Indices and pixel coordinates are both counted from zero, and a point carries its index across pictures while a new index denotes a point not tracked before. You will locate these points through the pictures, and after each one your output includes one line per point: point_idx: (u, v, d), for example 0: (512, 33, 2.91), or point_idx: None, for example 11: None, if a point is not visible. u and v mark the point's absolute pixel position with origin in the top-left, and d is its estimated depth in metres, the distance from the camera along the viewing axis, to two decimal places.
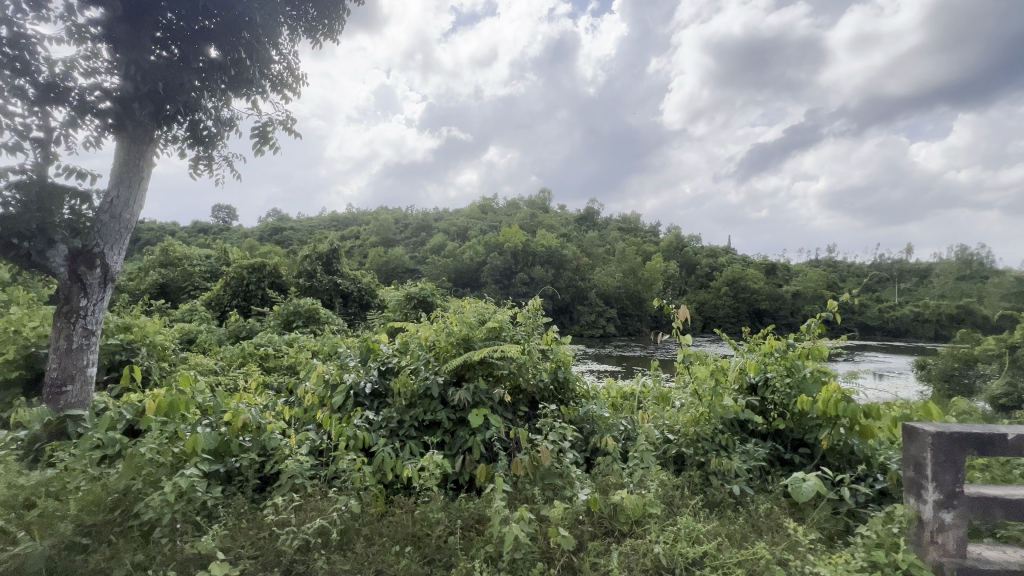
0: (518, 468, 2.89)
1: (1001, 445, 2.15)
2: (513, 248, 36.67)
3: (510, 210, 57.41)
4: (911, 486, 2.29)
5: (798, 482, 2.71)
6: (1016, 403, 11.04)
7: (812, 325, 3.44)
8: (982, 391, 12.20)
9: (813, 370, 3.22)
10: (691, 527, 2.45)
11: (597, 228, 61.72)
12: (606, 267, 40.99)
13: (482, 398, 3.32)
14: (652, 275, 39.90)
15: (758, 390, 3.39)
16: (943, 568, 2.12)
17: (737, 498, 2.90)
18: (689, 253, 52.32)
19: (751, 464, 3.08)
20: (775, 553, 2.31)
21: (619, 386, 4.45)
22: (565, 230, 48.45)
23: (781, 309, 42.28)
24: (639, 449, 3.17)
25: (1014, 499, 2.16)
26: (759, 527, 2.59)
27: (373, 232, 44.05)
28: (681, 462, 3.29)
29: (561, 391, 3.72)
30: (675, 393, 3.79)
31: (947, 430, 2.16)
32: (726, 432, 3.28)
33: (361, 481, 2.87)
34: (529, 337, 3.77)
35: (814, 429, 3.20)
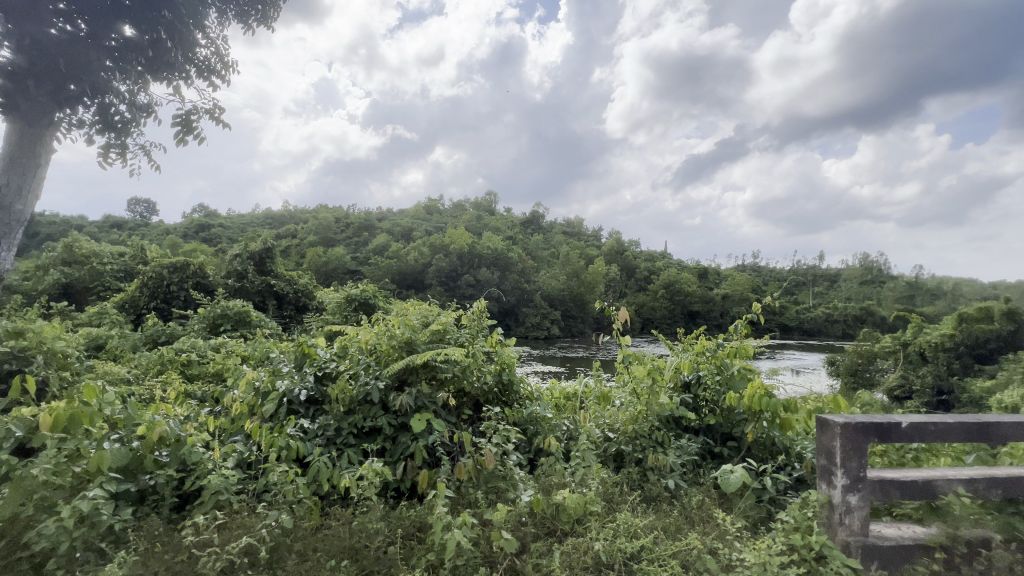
0: (461, 473, 2.85)
1: (897, 432, 2.38)
2: (458, 250, 36.41)
3: (456, 212, 57.08)
4: (823, 473, 2.49)
5: (726, 474, 2.87)
6: (907, 394, 12.45)
7: (738, 325, 3.68)
8: (880, 383, 13.66)
9: (739, 369, 3.45)
10: (630, 523, 2.52)
11: (541, 232, 62.75)
12: (551, 270, 41.78)
13: (425, 402, 3.24)
14: (594, 278, 41.15)
15: (691, 387, 3.56)
16: (849, 548, 2.34)
17: (672, 491, 3.03)
18: (629, 258, 54.51)
19: (685, 458, 3.23)
20: (706, 543, 2.43)
21: (563, 386, 4.53)
22: (510, 232, 48.91)
23: (712, 310, 45.05)
24: (581, 448, 3.23)
25: (909, 481, 2.41)
26: (692, 519, 2.73)
27: (312, 232, 42.23)
28: (620, 459, 3.41)
29: (505, 393, 3.73)
30: (615, 392, 3.90)
31: (853, 421, 2.37)
32: (662, 428, 3.42)
33: (294, 494, 2.71)
34: (473, 339, 3.75)
35: (740, 422, 3.42)
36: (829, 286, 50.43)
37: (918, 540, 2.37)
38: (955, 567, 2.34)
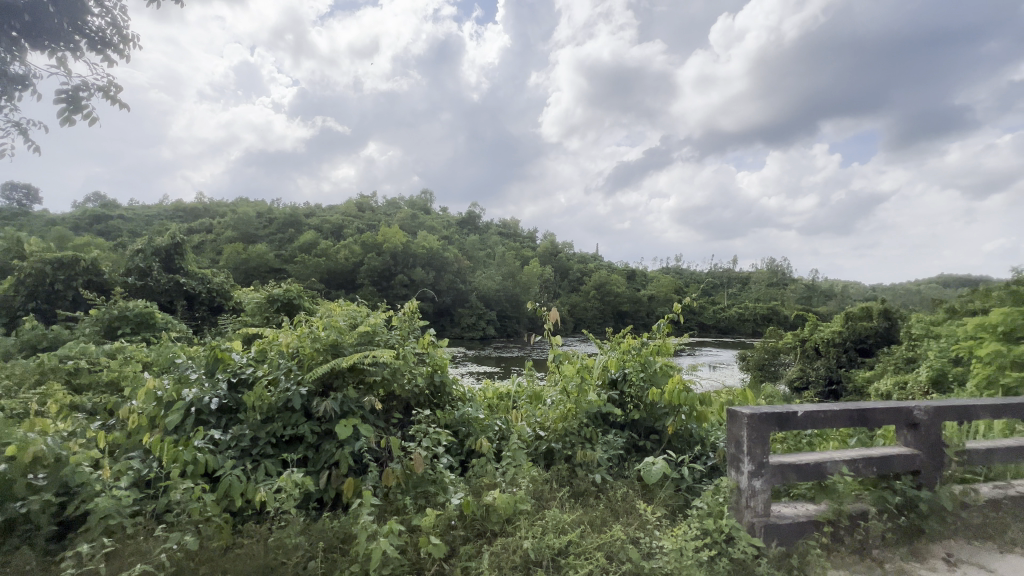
0: (389, 479, 2.76)
1: (794, 420, 2.63)
2: (392, 249, 35.38)
3: (389, 209, 55.50)
4: (732, 460, 2.69)
5: (648, 466, 3.02)
6: (805, 384, 13.88)
7: (661, 325, 3.88)
8: (783, 375, 15.15)
9: (662, 365, 3.63)
10: (558, 519, 2.58)
11: (478, 232, 62.72)
12: (487, 270, 41.90)
13: (351, 407, 3.10)
14: (529, 279, 41.84)
15: (618, 384, 3.71)
16: (754, 528, 2.55)
17: (599, 486, 3.14)
18: (563, 260, 55.99)
19: (611, 453, 3.36)
20: (629, 534, 2.53)
21: (496, 386, 4.54)
22: (446, 231, 48.41)
23: (639, 309, 47.55)
24: (512, 448, 3.25)
25: (804, 464, 2.66)
26: (616, 511, 2.84)
27: (230, 227, 39.13)
28: (550, 457, 3.49)
29: (437, 395, 3.67)
30: (546, 391, 3.96)
31: (757, 411, 2.58)
32: (590, 425, 3.53)
33: (201, 512, 2.48)
34: (404, 341, 3.65)
35: (662, 416, 3.61)
36: (741, 288, 55.16)
37: (810, 516, 2.63)
38: (841, 538, 2.63)
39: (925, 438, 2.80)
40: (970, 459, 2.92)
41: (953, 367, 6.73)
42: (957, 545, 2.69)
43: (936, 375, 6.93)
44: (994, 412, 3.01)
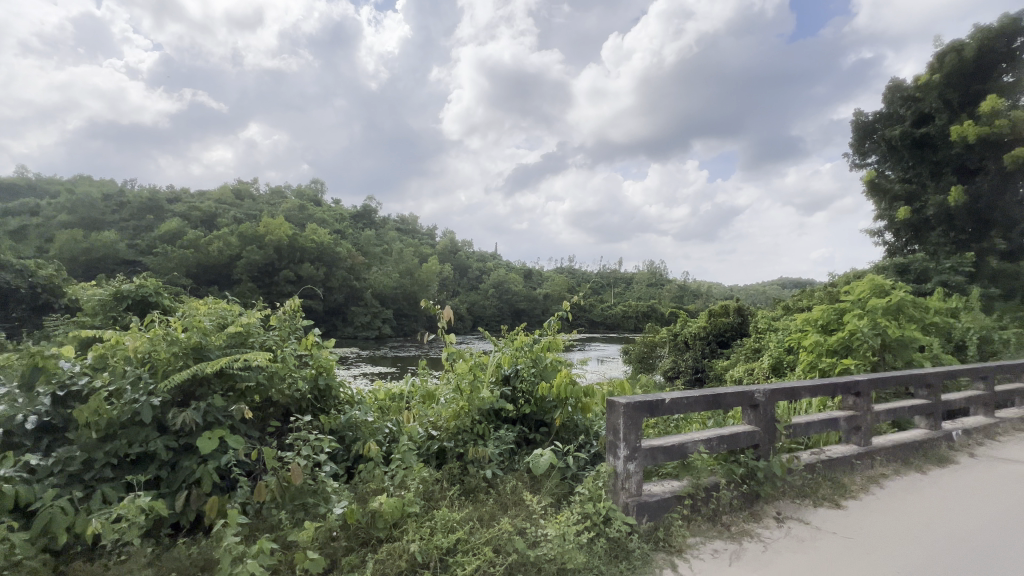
0: (262, 494, 2.51)
1: (662, 407, 2.92)
2: (275, 242, 31.99)
3: (273, 198, 50.72)
4: (610, 446, 2.90)
5: (536, 458, 3.12)
6: (676, 373, 15.58)
7: (552, 322, 4.05)
8: (657, 366, 16.89)
9: (551, 360, 3.78)
10: (447, 518, 2.57)
11: (373, 227, 60.11)
12: (383, 268, 40.43)
13: (217, 417, 2.74)
14: (427, 277, 41.31)
15: (510, 380, 3.79)
16: (628, 507, 2.78)
17: (489, 481, 3.20)
18: (462, 258, 56.05)
19: (502, 448, 3.43)
20: (517, 525, 2.60)
21: (388, 387, 4.38)
22: (338, 225, 45.61)
23: (535, 308, 49.82)
24: (402, 449, 3.17)
25: (671, 446, 2.96)
26: (504, 504, 2.92)
27: (64, 210, 32.64)
28: (442, 456, 3.47)
29: (321, 399, 3.43)
30: (440, 390, 3.92)
31: (631, 400, 2.82)
32: (482, 421, 3.57)
33: (7, 556, 2.04)
34: (283, 343, 3.35)
35: (550, 409, 3.77)
36: (625, 287, 60.35)
37: (675, 492, 2.94)
38: (698, 508, 2.97)
39: (763, 416, 3.28)
40: (796, 432, 3.49)
41: (787, 355, 8.01)
42: (784, 504, 3.21)
43: (775, 362, 8.20)
44: (813, 391, 3.64)
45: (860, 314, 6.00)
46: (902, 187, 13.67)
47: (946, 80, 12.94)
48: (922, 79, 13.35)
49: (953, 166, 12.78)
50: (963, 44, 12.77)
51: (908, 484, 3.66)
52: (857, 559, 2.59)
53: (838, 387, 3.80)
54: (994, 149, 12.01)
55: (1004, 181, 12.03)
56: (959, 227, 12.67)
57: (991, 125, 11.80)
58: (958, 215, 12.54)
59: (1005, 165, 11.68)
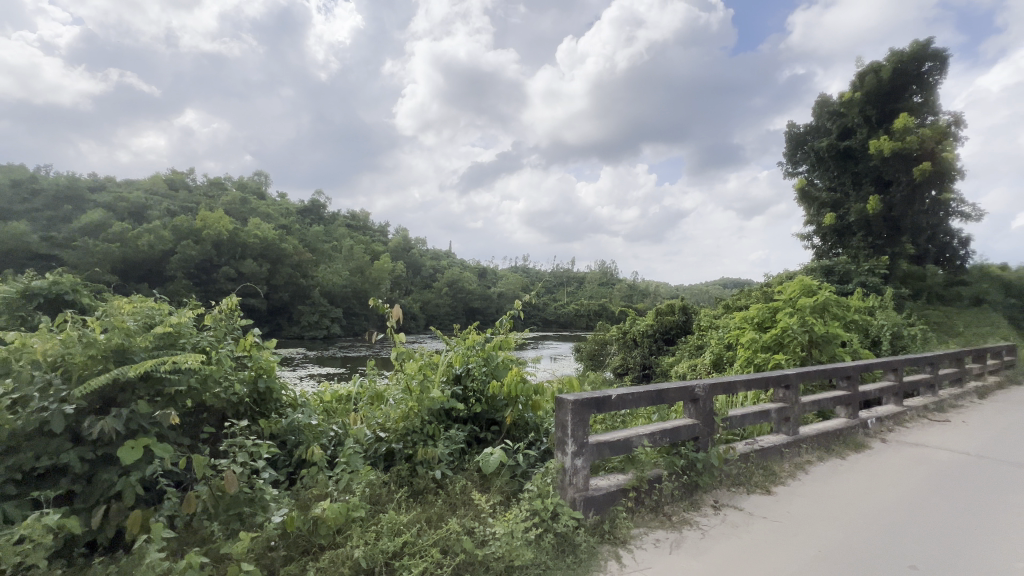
0: (191, 505, 2.35)
1: (610, 403, 2.99)
2: (214, 237, 30.05)
3: (212, 190, 47.63)
4: (559, 443, 2.94)
5: (486, 457, 3.11)
6: (625, 370, 16.09)
7: (504, 321, 4.05)
8: (607, 363, 17.38)
9: (503, 359, 3.78)
10: (394, 520, 2.52)
11: (322, 223, 57.96)
12: (332, 265, 39.11)
13: (142, 425, 2.53)
14: (379, 274, 41.27)
15: (461, 379, 3.75)
16: (575, 503, 2.84)
17: (438, 482, 3.16)
18: (416, 255, 55.15)
19: (452, 448, 3.40)
20: (465, 525, 2.59)
21: (335, 388, 4.23)
22: (284, 220, 43.54)
23: (489, 306, 50.17)
24: (347, 453, 3.07)
25: (617, 441, 3.05)
26: (453, 504, 2.91)
27: None
28: (390, 458, 3.40)
29: (261, 402, 3.26)
30: (389, 390, 3.82)
31: (579, 397, 2.87)
32: (433, 421, 3.52)
33: None
34: (219, 344, 3.15)
35: (502, 407, 3.77)
36: (578, 287, 61.61)
37: (620, 486, 3.02)
38: (642, 500, 3.08)
39: (703, 409, 3.44)
40: (732, 424, 3.70)
41: (726, 351, 8.45)
42: (721, 493, 3.40)
43: (716, 358, 8.62)
44: (748, 385, 3.87)
45: (790, 312, 6.43)
46: (828, 195, 14.78)
47: (866, 98, 14.14)
48: (846, 95, 14.50)
49: (871, 177, 13.97)
50: (880, 66, 13.99)
51: (830, 469, 3.96)
52: (784, 541, 2.77)
53: (770, 381, 4.06)
54: (906, 163, 13.22)
55: (913, 192, 13.29)
56: (876, 233, 13.86)
57: (903, 141, 13.01)
58: (875, 222, 13.73)
59: (915, 178, 12.91)
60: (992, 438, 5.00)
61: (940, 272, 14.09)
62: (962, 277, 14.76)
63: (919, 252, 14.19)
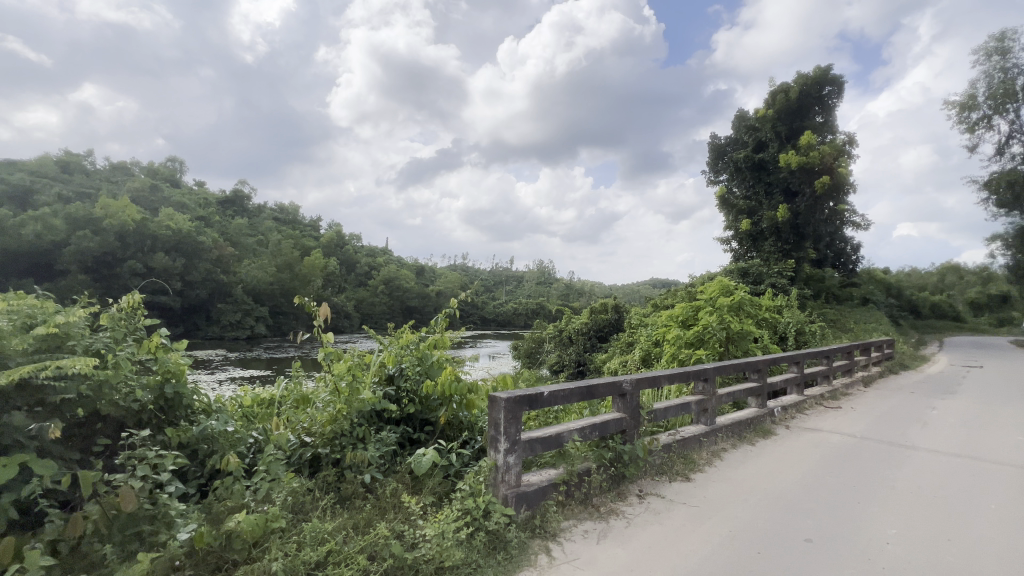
0: (77, 528, 2.08)
1: (541, 400, 3.04)
2: (117, 228, 26.65)
3: (114, 175, 42.66)
4: (492, 441, 2.94)
5: (419, 458, 3.04)
6: (560, 367, 16.49)
7: (439, 320, 3.98)
8: (543, 360, 17.72)
9: (438, 358, 3.70)
10: (317, 528, 2.41)
11: (246, 216, 54.04)
12: (257, 261, 36.65)
13: (19, 440, 2.21)
14: (309, 271, 39.61)
15: (394, 380, 3.64)
16: (507, 499, 2.85)
17: (368, 486, 3.06)
18: (350, 252, 53.06)
19: (383, 450, 3.29)
20: (394, 529, 2.52)
21: (255, 392, 3.95)
22: (201, 210, 40.00)
23: (426, 304, 49.53)
24: (267, 460, 2.88)
25: (548, 437, 3.10)
26: (383, 508, 2.82)
27: None
28: (316, 463, 3.24)
29: (168, 409, 2.96)
30: (315, 393, 3.63)
31: (512, 395, 2.89)
32: (363, 424, 3.39)
33: None
34: (117, 346, 2.82)
35: (436, 407, 3.69)
36: (516, 287, 62.52)
37: (551, 480, 3.08)
38: (573, 494, 3.16)
39: (630, 404, 3.59)
40: (656, 416, 3.89)
41: (654, 347, 8.90)
42: (645, 482, 3.58)
43: (644, 354, 9.05)
44: (671, 379, 4.08)
45: (711, 310, 6.90)
46: (744, 202, 16.04)
47: (777, 115, 15.52)
48: (761, 112, 15.81)
49: (781, 188, 15.32)
50: (789, 87, 15.41)
51: (742, 455, 4.30)
52: (700, 525, 2.97)
53: (691, 374, 4.32)
54: (809, 176, 14.65)
55: (815, 203, 14.75)
56: (785, 239, 15.23)
57: (808, 156, 14.41)
58: (784, 229, 15.07)
59: (816, 190, 14.33)
60: (874, 421, 5.70)
61: (834, 274, 15.81)
62: (853, 279, 16.62)
63: (819, 257, 15.78)
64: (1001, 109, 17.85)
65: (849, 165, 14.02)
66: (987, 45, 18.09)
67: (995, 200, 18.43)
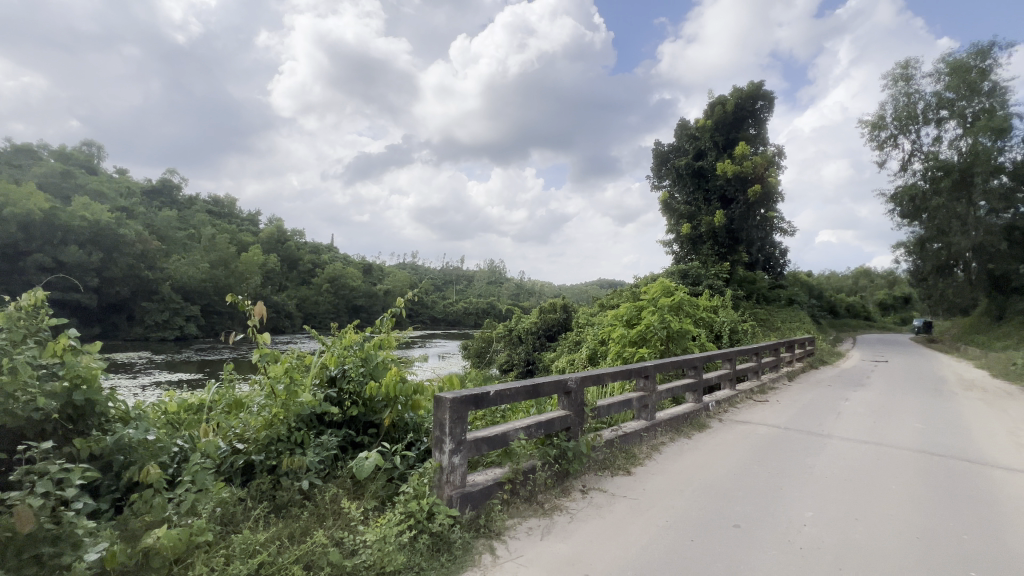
0: None
1: (487, 400, 3.04)
2: (20, 218, 23.54)
3: (17, 158, 38.13)
4: (436, 442, 2.90)
5: (361, 462, 2.94)
6: (510, 366, 16.59)
7: (384, 320, 3.87)
8: (493, 360, 17.75)
9: (382, 358, 3.60)
10: (247, 540, 2.28)
11: (175, 208, 50.16)
12: (187, 257, 34.17)
13: None
14: (247, 268, 37.41)
15: (336, 382, 3.52)
16: (452, 500, 2.82)
17: (305, 492, 2.93)
18: (292, 248, 50.69)
19: (323, 455, 3.15)
20: (332, 536, 2.44)
21: (182, 396, 3.67)
22: (123, 200, 36.66)
23: (373, 304, 48.21)
24: (193, 470, 2.68)
25: (493, 436, 3.10)
26: (321, 515, 2.72)
27: None
28: (249, 471, 3.07)
29: (78, 418, 2.66)
30: (251, 397, 3.43)
31: (457, 395, 2.87)
32: (302, 429, 3.24)
33: None
34: (16, 349, 2.52)
35: (380, 409, 3.59)
36: (467, 286, 62.39)
37: (496, 480, 3.08)
38: (518, 491, 3.18)
39: (575, 401, 3.67)
40: (599, 413, 4.01)
41: (599, 346, 9.13)
42: (588, 478, 3.67)
43: (591, 352, 9.28)
44: (614, 376, 4.21)
45: (653, 310, 7.18)
46: (685, 208, 16.85)
47: (715, 125, 16.42)
48: (700, 122, 16.67)
49: (718, 195, 16.23)
50: (726, 100, 16.36)
51: (678, 449, 4.51)
52: (639, 517, 3.08)
53: (633, 372, 4.47)
54: (743, 185, 15.62)
55: (748, 210, 15.74)
56: (720, 243, 16.16)
57: (742, 165, 15.37)
58: (720, 233, 15.96)
59: (749, 197, 15.32)
60: (795, 413, 6.17)
61: (764, 277, 16.95)
62: (780, 281, 17.91)
63: (751, 260, 16.86)
64: (905, 130, 19.87)
65: (778, 175, 15.10)
66: (894, 72, 20.07)
67: (899, 211, 20.52)
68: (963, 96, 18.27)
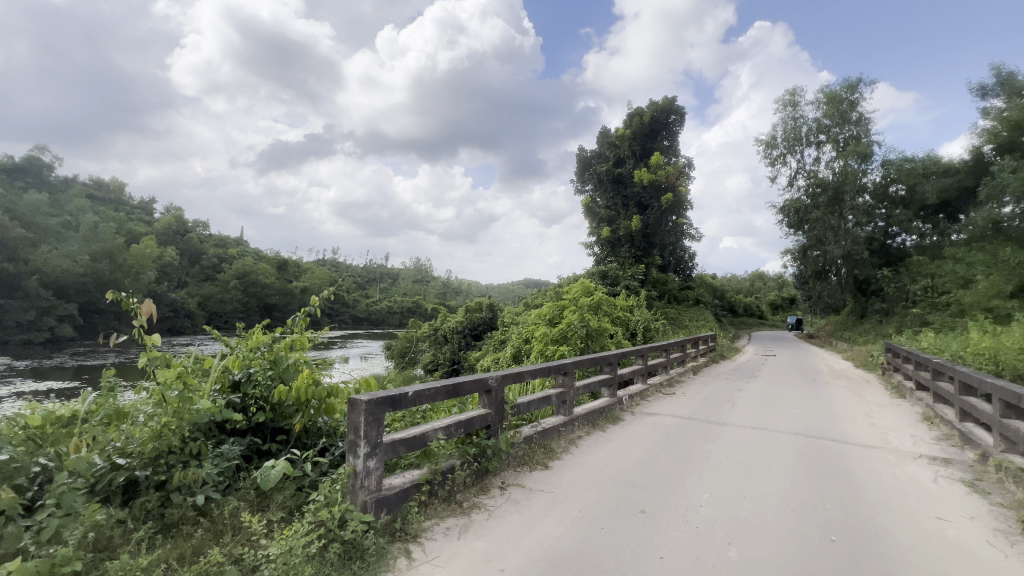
0: None
1: (404, 400, 2.97)
2: None
3: None
4: (350, 446, 2.79)
5: (266, 471, 2.74)
6: (435, 366, 16.34)
7: (297, 319, 3.64)
8: (418, 360, 17.40)
9: (293, 360, 3.37)
10: (127, 566, 2.06)
11: (44, 190, 43.28)
12: (61, 248, 29.64)
13: None
14: (138, 262, 33.33)
15: (239, 387, 3.25)
16: (366, 506, 2.74)
17: (200, 508, 2.68)
18: (194, 240, 46.04)
19: (222, 466, 2.89)
20: (229, 554, 2.26)
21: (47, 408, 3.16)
22: None
23: (288, 303, 45.21)
24: (58, 491, 2.35)
25: (411, 437, 3.04)
26: (218, 530, 2.51)
27: None
28: (132, 488, 2.75)
29: None
30: (137, 406, 3.06)
31: (374, 397, 2.78)
32: (198, 438, 2.96)
33: None
34: None
35: (290, 414, 3.37)
36: (392, 284, 60.75)
37: (413, 481, 3.03)
38: (436, 492, 3.16)
39: (494, 399, 3.70)
40: (519, 409, 4.09)
41: (523, 345, 9.32)
42: (507, 474, 3.73)
43: (515, 351, 9.45)
44: (534, 373, 4.31)
45: (573, 310, 7.48)
46: (605, 212, 17.65)
47: (632, 135, 17.37)
48: (620, 131, 17.56)
49: (635, 201, 17.19)
50: (643, 112, 17.40)
51: (593, 442, 4.72)
52: (554, 508, 3.20)
53: (552, 369, 4.60)
54: (657, 192, 16.70)
55: (661, 216, 16.88)
56: (637, 246, 17.16)
57: (657, 174, 16.43)
58: (636, 237, 16.95)
59: (663, 204, 16.43)
60: (698, 403, 6.73)
61: (675, 279, 18.26)
62: (689, 283, 19.37)
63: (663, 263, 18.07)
64: (792, 150, 22.41)
65: (687, 185, 16.33)
66: (784, 97, 22.53)
67: (786, 222, 23.14)
68: (837, 123, 20.95)
